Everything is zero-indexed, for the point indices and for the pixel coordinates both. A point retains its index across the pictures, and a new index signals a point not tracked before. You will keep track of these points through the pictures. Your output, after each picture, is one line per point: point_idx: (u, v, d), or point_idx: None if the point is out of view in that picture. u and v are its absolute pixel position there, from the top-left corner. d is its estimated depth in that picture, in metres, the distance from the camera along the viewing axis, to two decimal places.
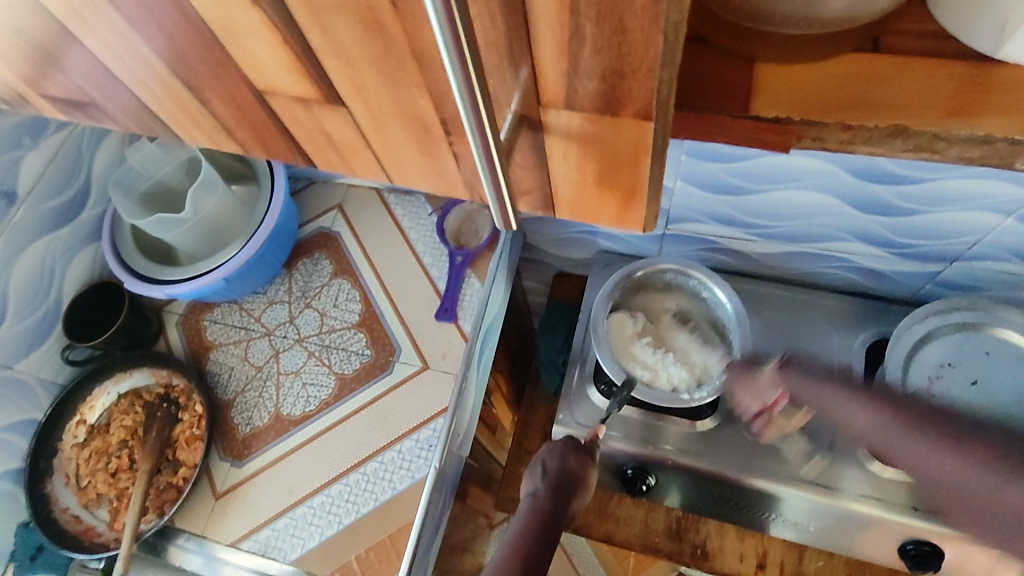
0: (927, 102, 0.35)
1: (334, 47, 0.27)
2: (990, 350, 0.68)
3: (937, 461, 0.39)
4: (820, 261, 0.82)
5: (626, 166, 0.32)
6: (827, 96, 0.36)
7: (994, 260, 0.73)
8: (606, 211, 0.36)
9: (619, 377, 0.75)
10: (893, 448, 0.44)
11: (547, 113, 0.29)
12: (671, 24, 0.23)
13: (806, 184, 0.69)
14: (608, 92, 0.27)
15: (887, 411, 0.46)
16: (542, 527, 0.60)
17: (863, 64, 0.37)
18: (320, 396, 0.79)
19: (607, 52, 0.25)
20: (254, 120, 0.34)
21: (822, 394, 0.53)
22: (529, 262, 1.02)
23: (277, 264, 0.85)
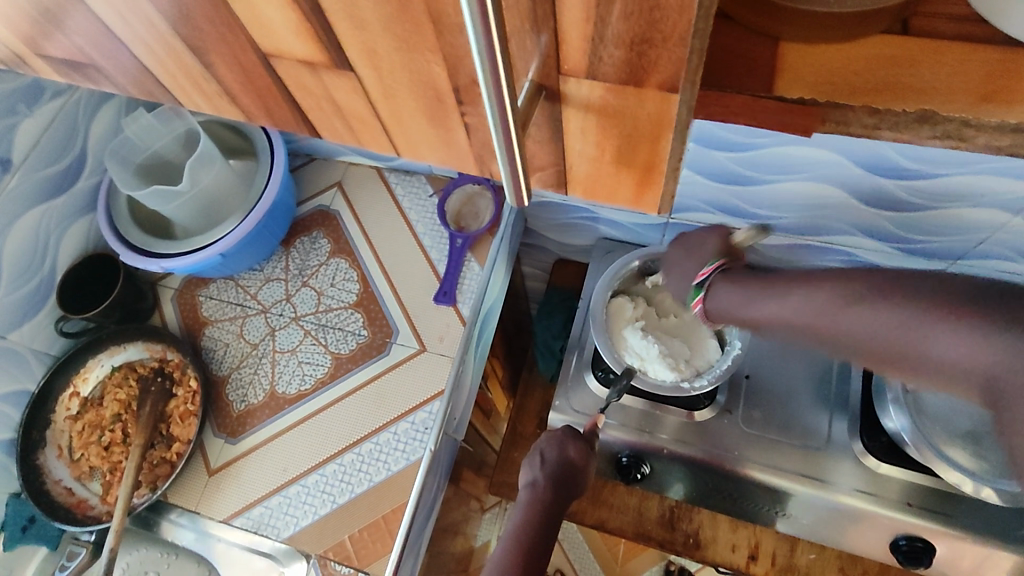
0: (958, 87, 0.34)
1: (345, 6, 0.26)
2: None
3: (884, 329, 0.47)
4: (822, 255, 0.82)
5: (646, 143, 0.31)
6: (853, 78, 0.35)
7: (1000, 260, 0.73)
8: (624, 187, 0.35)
9: (619, 367, 0.76)
10: (801, 321, 0.55)
11: (566, 82, 0.28)
12: None
13: (814, 175, 0.68)
14: (634, 60, 0.26)
15: (805, 295, 0.55)
16: (541, 526, 0.62)
17: (892, 46, 0.36)
18: (315, 374, 0.79)
19: (638, 17, 0.24)
20: (257, 85, 0.33)
21: (737, 304, 0.64)
22: (530, 247, 1.02)
23: (274, 241, 0.84)
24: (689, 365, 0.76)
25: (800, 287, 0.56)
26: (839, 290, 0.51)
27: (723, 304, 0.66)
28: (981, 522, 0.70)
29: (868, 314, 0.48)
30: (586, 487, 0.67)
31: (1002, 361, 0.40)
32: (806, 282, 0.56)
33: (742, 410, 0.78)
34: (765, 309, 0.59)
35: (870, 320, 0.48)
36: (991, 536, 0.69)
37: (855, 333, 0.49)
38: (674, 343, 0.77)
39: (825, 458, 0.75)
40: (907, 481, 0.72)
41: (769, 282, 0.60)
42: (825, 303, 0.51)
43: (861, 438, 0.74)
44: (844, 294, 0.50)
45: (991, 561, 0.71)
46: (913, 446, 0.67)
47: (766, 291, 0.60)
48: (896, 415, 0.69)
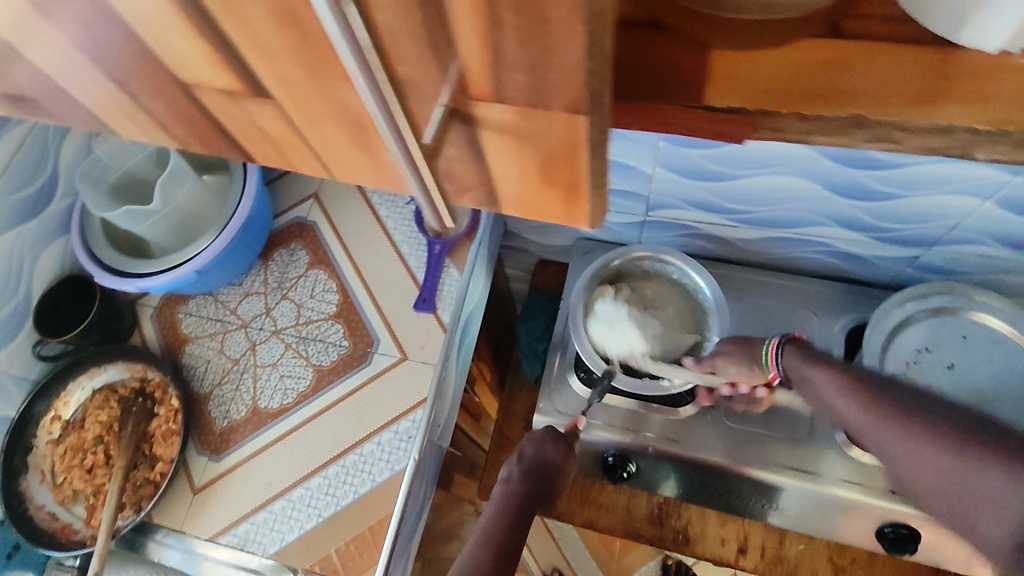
0: (893, 91, 0.35)
1: (250, 37, 0.26)
2: (968, 334, 0.70)
3: (928, 454, 0.49)
4: (800, 245, 0.83)
5: (564, 162, 0.30)
6: (787, 80, 0.35)
7: (974, 244, 0.73)
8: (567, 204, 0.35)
9: (599, 367, 0.76)
10: (854, 419, 0.57)
11: (474, 105, 0.28)
12: (593, 15, 0.21)
13: (784, 169, 0.68)
14: (537, 84, 0.25)
15: (868, 399, 0.56)
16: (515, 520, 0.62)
17: (827, 49, 0.35)
18: (297, 388, 0.79)
19: (529, 45, 0.23)
20: (187, 115, 0.33)
21: (810, 377, 0.63)
22: (511, 250, 1.02)
23: (251, 255, 0.84)
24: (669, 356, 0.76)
25: (861, 394, 0.57)
26: (904, 416, 0.52)
27: (793, 372, 0.65)
28: None
29: (922, 439, 0.50)
30: (560, 487, 0.69)
31: None
32: (874, 391, 0.56)
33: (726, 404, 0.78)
34: (827, 394, 0.60)
35: (915, 447, 0.50)
36: None
37: (898, 456, 0.51)
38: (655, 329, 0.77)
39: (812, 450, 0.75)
40: None
41: (846, 372, 0.60)
42: (883, 420, 0.53)
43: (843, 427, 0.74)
44: (905, 415, 0.52)
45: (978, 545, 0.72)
46: None
47: (835, 376, 0.60)
48: None
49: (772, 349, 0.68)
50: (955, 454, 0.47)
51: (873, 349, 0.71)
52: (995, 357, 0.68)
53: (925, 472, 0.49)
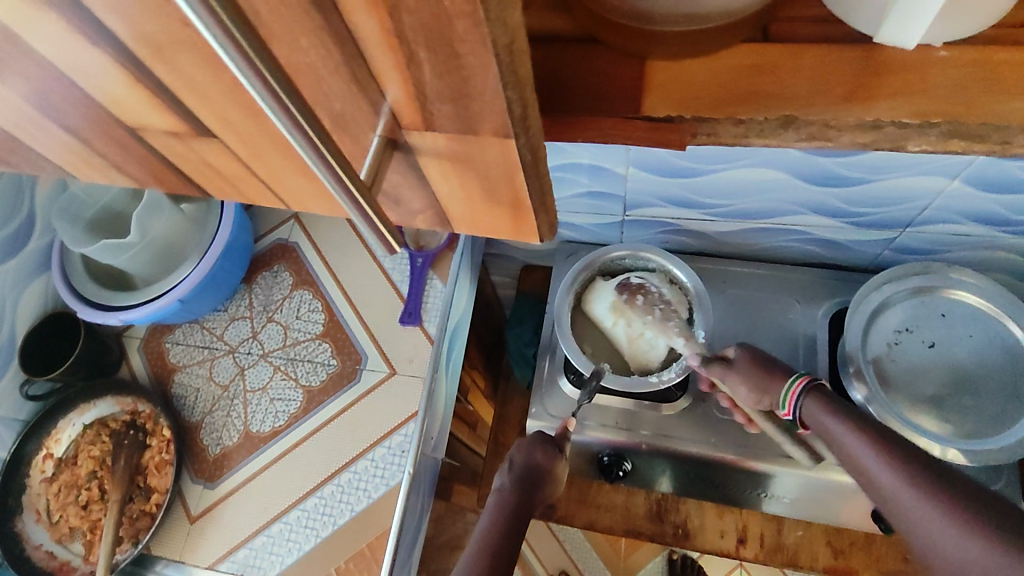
0: (814, 89, 0.41)
1: (185, 82, 0.28)
2: (947, 312, 0.70)
3: (998, 572, 0.40)
4: (777, 235, 0.85)
5: (504, 182, 0.33)
6: (716, 87, 0.42)
7: (948, 222, 0.75)
8: (526, 219, 0.37)
9: (588, 368, 0.75)
10: (893, 500, 0.48)
11: (410, 134, 0.30)
12: (503, 47, 0.23)
13: (754, 162, 0.69)
14: (461, 112, 0.27)
15: (908, 476, 0.48)
16: (509, 521, 0.63)
17: (754, 54, 0.42)
18: (288, 410, 0.79)
19: (448, 76, 0.25)
20: (134, 151, 0.35)
21: (830, 427, 0.56)
22: (495, 257, 1.03)
23: (234, 280, 0.84)
24: (678, 327, 0.76)
25: (919, 483, 0.46)
26: (960, 511, 0.43)
27: (811, 417, 0.60)
28: None
29: (940, 519, 0.44)
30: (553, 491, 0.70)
31: None
32: (934, 479, 0.46)
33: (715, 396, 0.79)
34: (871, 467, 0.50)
35: (975, 551, 0.41)
36: None
37: (967, 569, 0.41)
38: (662, 306, 0.78)
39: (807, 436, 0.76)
40: None
41: (865, 422, 0.54)
42: (935, 514, 0.44)
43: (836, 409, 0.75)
44: (952, 501, 0.44)
45: None
46: (880, 412, 0.66)
47: (864, 437, 0.53)
48: (860, 387, 0.68)
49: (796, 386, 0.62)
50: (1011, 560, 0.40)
51: (855, 331, 0.71)
52: (974, 332, 0.69)
53: None
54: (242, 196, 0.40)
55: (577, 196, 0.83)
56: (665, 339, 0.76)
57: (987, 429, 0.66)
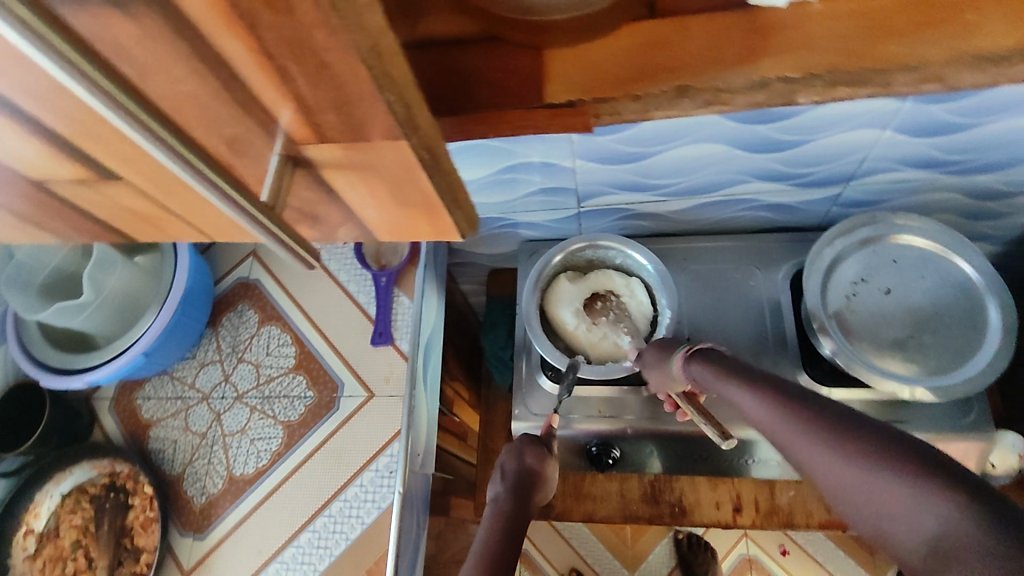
0: (710, 55, 0.46)
1: (80, 130, 0.28)
2: (898, 258, 0.72)
3: (822, 458, 0.43)
4: (730, 206, 0.87)
5: (411, 183, 0.33)
6: (604, 71, 0.47)
7: (887, 171, 0.77)
8: (443, 220, 0.38)
9: (563, 363, 0.76)
10: (760, 423, 0.52)
11: (306, 149, 0.31)
12: (366, 51, 0.25)
13: (694, 138, 0.71)
14: (347, 122, 0.28)
15: (770, 398, 0.51)
16: (509, 525, 0.62)
17: (651, 33, 0.48)
18: (270, 448, 0.78)
19: (323, 86, 0.27)
20: (52, 207, 0.35)
21: (711, 380, 0.60)
22: (460, 267, 1.04)
23: (198, 326, 0.83)
24: (629, 328, 0.80)
25: (772, 402, 0.51)
26: (800, 416, 0.47)
27: (698, 380, 0.63)
28: (934, 420, 0.74)
29: (825, 442, 0.43)
30: (545, 494, 0.70)
31: (975, 534, 0.32)
32: (782, 397, 0.50)
33: None
34: (739, 401, 0.55)
35: (811, 448, 0.44)
36: (943, 431, 0.74)
37: (806, 463, 0.45)
38: (616, 310, 0.81)
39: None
40: (865, 399, 0.76)
41: (732, 366, 0.59)
42: (788, 425, 0.48)
43: (805, 369, 0.79)
44: (795, 410, 0.48)
45: (948, 450, 0.75)
46: (847, 363, 0.67)
47: (738, 379, 0.57)
48: (827, 340, 0.69)
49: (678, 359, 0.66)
50: (831, 444, 0.43)
51: (814, 288, 0.72)
52: (926, 274, 0.71)
53: (838, 484, 0.41)
54: (177, 237, 0.41)
55: (530, 195, 0.84)
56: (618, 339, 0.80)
57: (948, 362, 0.67)
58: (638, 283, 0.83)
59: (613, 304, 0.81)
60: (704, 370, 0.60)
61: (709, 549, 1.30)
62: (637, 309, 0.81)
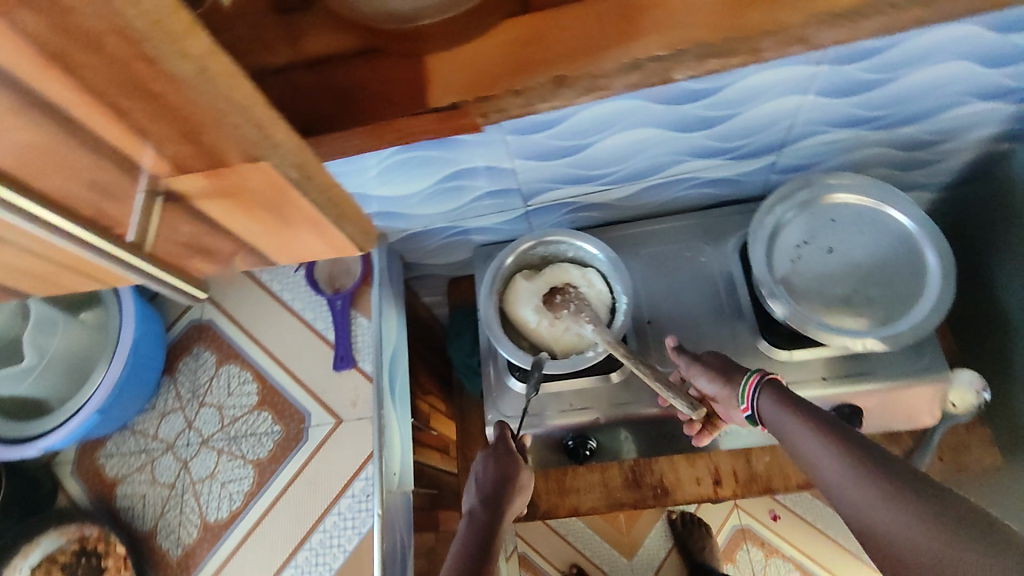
0: (579, 46, 0.46)
1: None
2: (836, 217, 0.74)
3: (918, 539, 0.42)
4: (673, 187, 0.88)
5: (287, 204, 0.33)
6: (473, 76, 0.48)
7: (815, 134, 0.79)
8: (331, 232, 0.37)
9: (528, 362, 0.76)
10: (834, 479, 0.50)
11: (179, 178, 0.31)
12: (191, 72, 0.25)
13: (624, 125, 0.72)
14: (199, 148, 0.29)
15: (853, 456, 0.50)
16: (479, 540, 0.64)
17: (521, 27, 0.47)
18: (242, 489, 0.76)
19: (161, 117, 0.27)
20: None
21: (784, 421, 0.58)
22: (419, 280, 1.03)
23: (155, 375, 0.82)
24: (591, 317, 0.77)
25: (858, 461, 0.49)
26: (892, 486, 0.46)
27: (769, 416, 0.60)
28: (890, 368, 0.76)
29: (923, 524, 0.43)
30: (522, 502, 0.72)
31: None
32: (871, 458, 0.49)
33: (654, 352, 0.84)
34: (816, 451, 0.53)
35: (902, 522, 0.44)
36: (900, 377, 0.76)
37: (888, 535, 0.44)
38: (576, 301, 0.79)
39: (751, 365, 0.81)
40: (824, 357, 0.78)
41: (810, 409, 0.57)
42: (875, 491, 0.46)
43: (763, 335, 0.80)
44: (886, 478, 0.47)
45: (907, 394, 0.78)
46: (800, 324, 0.68)
47: (813, 425, 0.55)
48: (778, 304, 0.70)
49: (751, 382, 0.63)
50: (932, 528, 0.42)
51: (759, 257, 0.73)
52: (864, 228, 0.73)
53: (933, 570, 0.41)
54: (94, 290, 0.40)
55: (476, 200, 0.84)
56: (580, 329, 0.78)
57: (894, 310, 0.69)
58: (595, 273, 0.83)
59: (572, 295, 0.79)
60: (784, 411, 0.58)
61: (704, 526, 1.31)
62: (596, 298, 0.80)
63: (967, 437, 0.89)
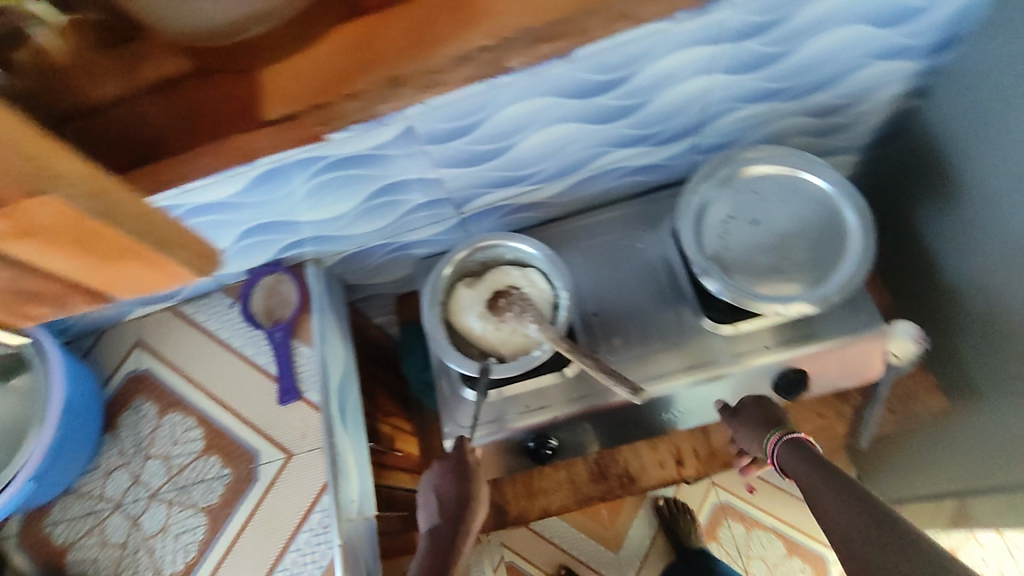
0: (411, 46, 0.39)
1: None
2: (758, 189, 0.75)
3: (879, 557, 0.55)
4: (603, 178, 0.89)
5: (98, 245, 0.38)
6: (311, 79, 0.40)
7: (731, 111, 0.81)
8: (159, 261, 0.43)
9: (475, 369, 0.75)
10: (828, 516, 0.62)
11: None
12: None
13: (541, 123, 0.72)
14: None
15: (843, 499, 0.62)
16: (441, 559, 0.66)
17: (346, 36, 0.40)
18: (196, 538, 0.74)
19: None
20: None
21: (798, 468, 0.70)
22: (367, 301, 1.02)
23: (94, 433, 0.78)
24: (533, 316, 0.77)
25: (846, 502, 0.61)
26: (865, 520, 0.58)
27: (786, 463, 0.72)
28: (830, 329, 0.78)
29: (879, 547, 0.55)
30: (481, 516, 0.74)
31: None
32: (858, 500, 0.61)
33: (603, 343, 0.84)
34: (818, 495, 0.65)
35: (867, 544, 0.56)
36: (841, 336, 0.77)
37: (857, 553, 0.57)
38: (521, 303, 0.79)
39: (699, 343, 0.81)
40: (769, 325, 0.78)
41: (817, 459, 0.68)
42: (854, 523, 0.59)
43: (706, 313, 0.79)
44: (864, 512, 0.59)
45: (850, 352, 0.80)
46: (734, 298, 0.69)
47: (817, 474, 0.67)
48: (710, 280, 0.71)
49: (774, 439, 0.75)
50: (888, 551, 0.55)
51: (690, 236, 0.74)
52: (785, 197, 0.75)
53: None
54: None
55: (410, 214, 0.83)
56: (525, 331, 0.78)
57: (821, 273, 0.71)
58: (536, 272, 0.82)
59: (515, 298, 0.80)
60: (800, 461, 0.70)
61: (689, 511, 1.31)
62: (539, 298, 0.80)
63: (911, 387, 0.92)
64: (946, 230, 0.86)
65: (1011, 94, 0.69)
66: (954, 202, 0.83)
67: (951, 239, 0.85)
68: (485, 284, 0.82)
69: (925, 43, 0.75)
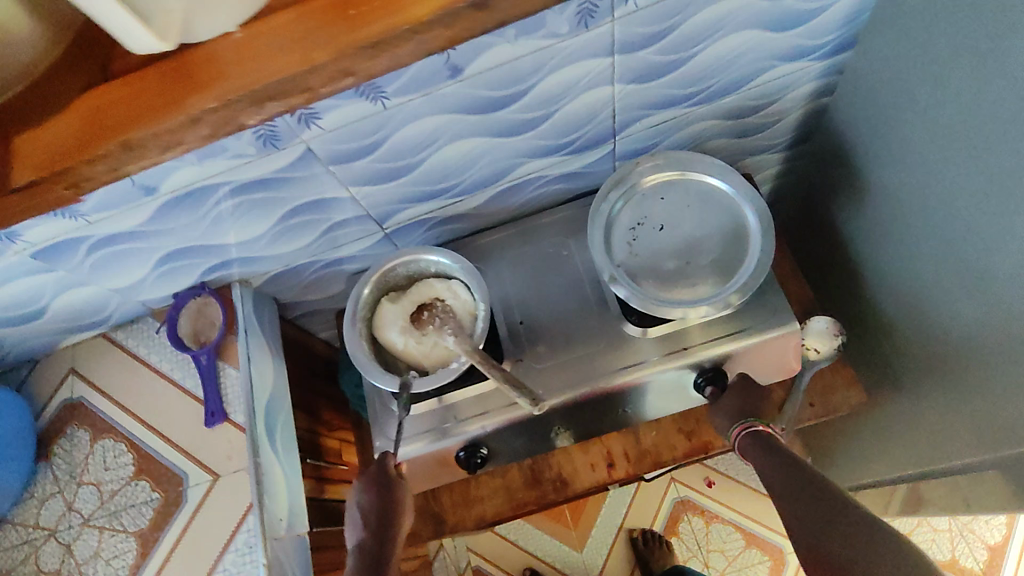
0: (136, 113, 0.56)
1: None
2: (665, 195, 0.77)
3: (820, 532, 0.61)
4: (524, 188, 0.90)
5: None
6: (58, 149, 0.57)
7: (642, 118, 0.81)
8: None
9: (395, 385, 0.76)
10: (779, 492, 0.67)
11: None
12: None
13: (446, 139, 0.72)
14: None
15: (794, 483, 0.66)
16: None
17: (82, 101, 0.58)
18: (127, 562, 0.75)
19: None
20: None
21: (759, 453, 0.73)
22: (306, 317, 1.03)
23: (26, 462, 0.79)
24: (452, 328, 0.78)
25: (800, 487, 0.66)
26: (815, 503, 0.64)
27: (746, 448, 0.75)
28: (747, 328, 0.79)
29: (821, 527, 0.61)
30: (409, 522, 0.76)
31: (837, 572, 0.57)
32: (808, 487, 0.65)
33: (527, 350, 0.83)
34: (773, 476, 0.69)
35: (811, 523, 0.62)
36: (759, 332, 0.78)
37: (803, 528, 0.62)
38: (443, 316, 0.80)
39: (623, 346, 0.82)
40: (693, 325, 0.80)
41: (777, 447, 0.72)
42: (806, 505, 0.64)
43: (630, 318, 0.80)
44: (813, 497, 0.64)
45: (770, 349, 0.80)
46: (641, 304, 0.71)
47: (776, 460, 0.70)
48: (619, 287, 0.72)
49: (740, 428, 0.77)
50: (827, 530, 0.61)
51: (599, 245, 0.75)
52: (693, 201, 0.76)
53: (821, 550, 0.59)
54: None
55: (331, 232, 0.84)
56: (445, 344, 0.79)
57: (726, 275, 0.72)
58: (459, 283, 0.83)
59: (438, 311, 0.80)
60: (764, 447, 0.73)
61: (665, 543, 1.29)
62: (462, 308, 0.81)
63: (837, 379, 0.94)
64: (860, 224, 0.88)
65: (902, 92, 0.70)
66: (865, 197, 0.85)
67: (864, 234, 0.87)
68: (409, 298, 0.83)
69: (825, 44, 0.76)
